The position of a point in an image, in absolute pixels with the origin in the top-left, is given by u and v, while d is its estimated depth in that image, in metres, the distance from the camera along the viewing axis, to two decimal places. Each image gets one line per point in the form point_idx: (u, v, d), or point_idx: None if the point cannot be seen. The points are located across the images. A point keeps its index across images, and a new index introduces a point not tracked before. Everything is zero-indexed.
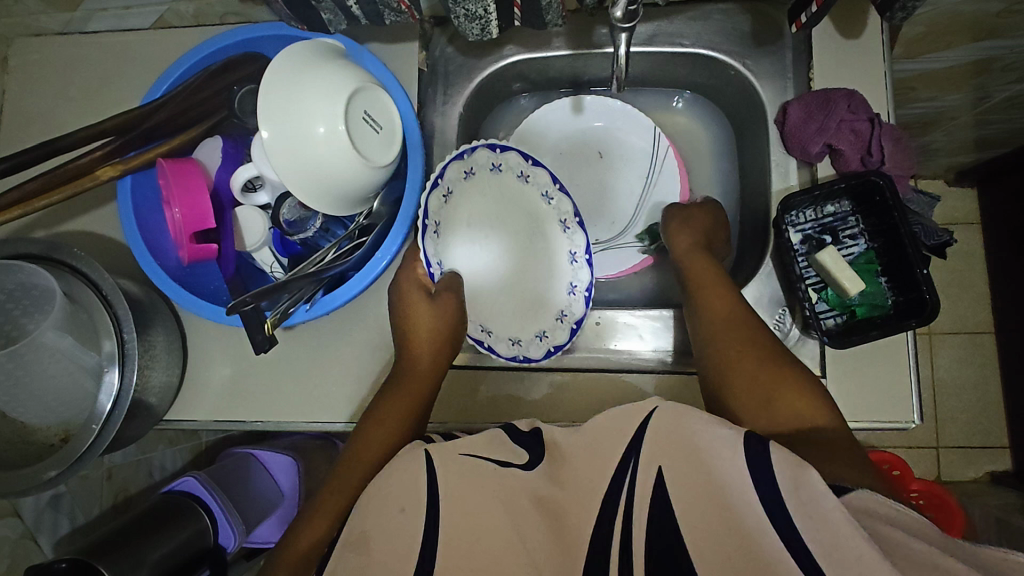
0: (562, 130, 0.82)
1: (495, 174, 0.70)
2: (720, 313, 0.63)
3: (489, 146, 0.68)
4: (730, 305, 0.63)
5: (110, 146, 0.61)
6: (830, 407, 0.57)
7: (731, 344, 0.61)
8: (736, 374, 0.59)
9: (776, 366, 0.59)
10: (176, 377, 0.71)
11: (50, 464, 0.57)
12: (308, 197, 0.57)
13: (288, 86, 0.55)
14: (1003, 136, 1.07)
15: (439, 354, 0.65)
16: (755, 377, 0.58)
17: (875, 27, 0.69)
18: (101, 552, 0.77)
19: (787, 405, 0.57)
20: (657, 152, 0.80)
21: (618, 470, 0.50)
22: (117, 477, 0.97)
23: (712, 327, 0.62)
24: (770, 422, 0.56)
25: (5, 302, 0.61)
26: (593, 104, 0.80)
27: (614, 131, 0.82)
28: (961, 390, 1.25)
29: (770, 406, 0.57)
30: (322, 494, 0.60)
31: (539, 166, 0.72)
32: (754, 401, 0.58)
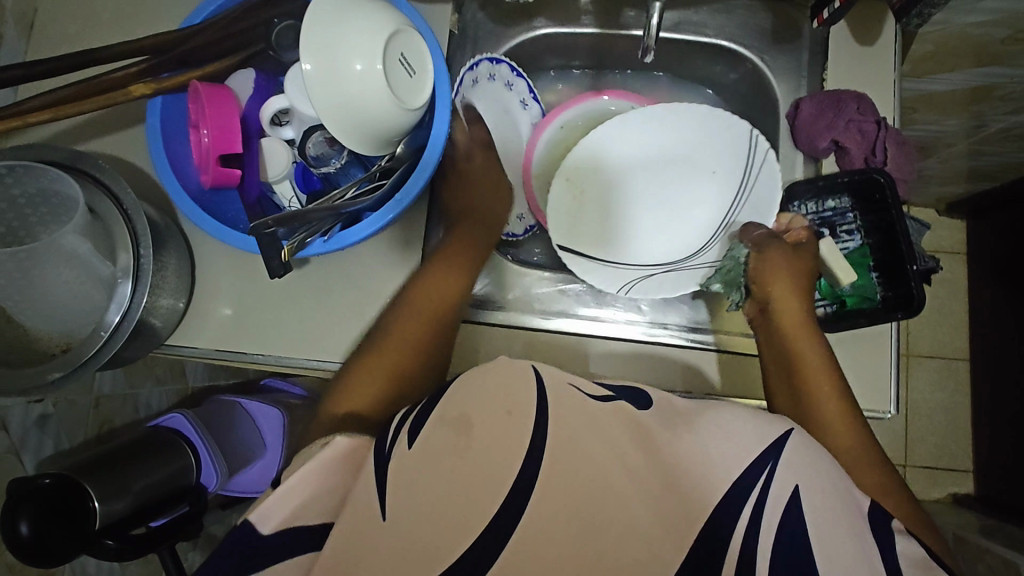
0: (648, 135, 0.77)
1: (490, 86, 0.80)
2: (824, 382, 0.61)
3: (489, 59, 0.78)
4: (827, 367, 0.62)
5: (145, 65, 0.63)
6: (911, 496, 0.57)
7: (836, 411, 0.59)
8: (841, 439, 0.58)
9: (862, 428, 0.59)
10: (181, 303, 0.72)
11: (55, 366, 0.58)
12: (340, 133, 0.59)
13: (330, 25, 0.57)
14: (995, 169, 1.11)
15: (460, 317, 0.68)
16: (855, 443, 0.58)
17: (890, 34, 0.72)
18: (89, 472, 0.79)
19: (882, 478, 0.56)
20: (752, 162, 0.73)
21: (754, 466, 0.46)
22: (103, 408, 0.97)
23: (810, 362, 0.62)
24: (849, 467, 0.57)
25: (23, 205, 0.62)
26: (701, 116, 0.74)
27: (708, 140, 0.75)
28: (932, 412, 1.29)
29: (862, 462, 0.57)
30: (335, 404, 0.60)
31: (521, 78, 0.80)
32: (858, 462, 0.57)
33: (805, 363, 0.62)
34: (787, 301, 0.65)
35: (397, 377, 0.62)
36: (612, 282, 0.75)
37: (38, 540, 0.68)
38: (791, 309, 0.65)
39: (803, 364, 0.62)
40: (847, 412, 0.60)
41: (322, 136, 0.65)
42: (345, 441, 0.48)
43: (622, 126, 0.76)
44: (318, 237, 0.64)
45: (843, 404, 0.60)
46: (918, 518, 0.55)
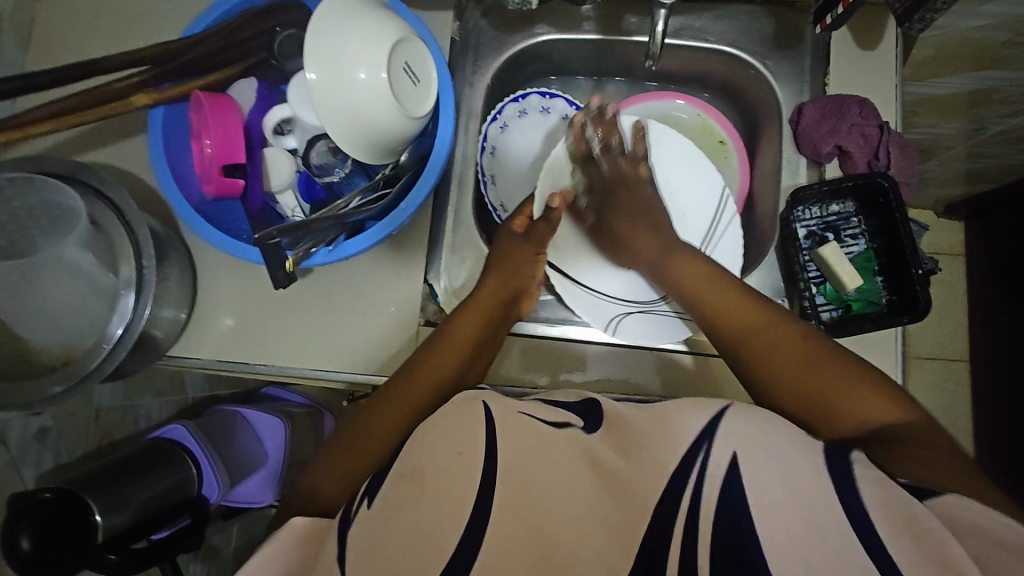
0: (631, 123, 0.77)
1: (521, 120, 0.81)
2: (735, 302, 0.61)
3: (513, 99, 0.80)
4: (740, 300, 0.61)
5: (146, 75, 0.62)
6: (893, 401, 0.53)
7: (753, 327, 0.59)
8: (777, 353, 0.57)
9: (809, 342, 0.57)
10: (183, 314, 0.72)
11: (56, 380, 0.58)
12: (344, 141, 0.59)
13: (332, 34, 0.56)
14: (993, 171, 1.12)
15: (496, 327, 0.67)
16: (789, 355, 0.57)
17: (891, 39, 0.72)
18: (89, 486, 0.78)
19: (846, 397, 0.53)
20: (720, 219, 0.75)
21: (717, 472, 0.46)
22: (103, 420, 0.96)
23: (711, 300, 0.62)
24: (791, 383, 0.55)
25: (23, 217, 0.61)
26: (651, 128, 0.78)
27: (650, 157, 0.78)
28: (934, 413, 1.29)
29: (805, 369, 0.55)
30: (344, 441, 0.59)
31: (557, 97, 0.82)
32: (796, 372, 0.56)
33: (705, 298, 0.63)
34: (684, 263, 0.67)
35: (403, 419, 0.60)
36: (597, 318, 0.73)
37: (39, 553, 0.66)
38: (690, 271, 0.66)
39: (698, 300, 0.63)
40: (790, 333, 0.58)
41: (325, 145, 0.66)
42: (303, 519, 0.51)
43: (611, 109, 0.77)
44: (323, 247, 0.64)
45: (768, 322, 0.59)
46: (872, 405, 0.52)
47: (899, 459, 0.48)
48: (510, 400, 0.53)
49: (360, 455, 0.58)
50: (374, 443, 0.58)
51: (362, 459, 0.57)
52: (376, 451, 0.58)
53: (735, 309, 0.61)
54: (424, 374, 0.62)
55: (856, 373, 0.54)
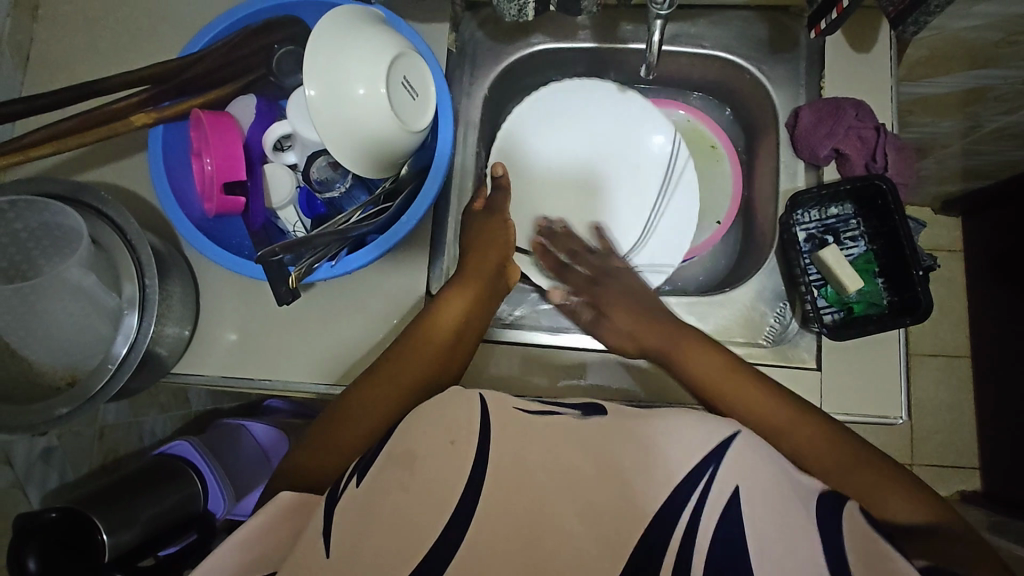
0: (580, 128, 0.80)
1: None
2: (761, 400, 0.59)
3: None
4: (762, 394, 0.60)
5: (146, 94, 0.63)
6: (925, 496, 0.54)
7: (781, 429, 0.58)
8: (807, 455, 0.57)
9: (836, 442, 0.57)
10: (187, 330, 0.72)
11: (62, 401, 0.58)
12: (343, 157, 0.59)
13: (330, 51, 0.56)
14: (989, 168, 1.12)
15: (471, 323, 0.66)
16: (822, 457, 0.56)
17: (885, 42, 0.73)
18: (94, 505, 0.78)
19: (884, 496, 0.54)
20: (670, 183, 0.79)
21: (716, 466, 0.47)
22: (107, 438, 1.00)
23: (736, 396, 0.60)
24: (835, 481, 0.55)
25: (26, 239, 0.61)
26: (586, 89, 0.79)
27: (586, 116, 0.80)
28: (936, 410, 1.29)
29: (838, 470, 0.56)
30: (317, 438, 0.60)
31: None
32: (832, 475, 0.55)
33: (730, 396, 0.60)
34: (702, 354, 0.64)
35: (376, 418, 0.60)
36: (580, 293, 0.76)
37: None
38: (708, 360, 0.63)
39: (721, 396, 0.61)
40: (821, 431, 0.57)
41: (325, 161, 0.66)
42: (291, 494, 0.51)
43: (540, 115, 0.80)
44: (325, 262, 0.64)
45: (792, 423, 0.58)
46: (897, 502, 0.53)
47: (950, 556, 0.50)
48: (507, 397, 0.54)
49: (353, 431, 0.59)
50: (346, 443, 0.58)
51: (354, 435, 0.58)
52: (354, 443, 0.58)
53: (762, 407, 0.59)
54: (414, 354, 0.62)
55: (888, 471, 0.55)
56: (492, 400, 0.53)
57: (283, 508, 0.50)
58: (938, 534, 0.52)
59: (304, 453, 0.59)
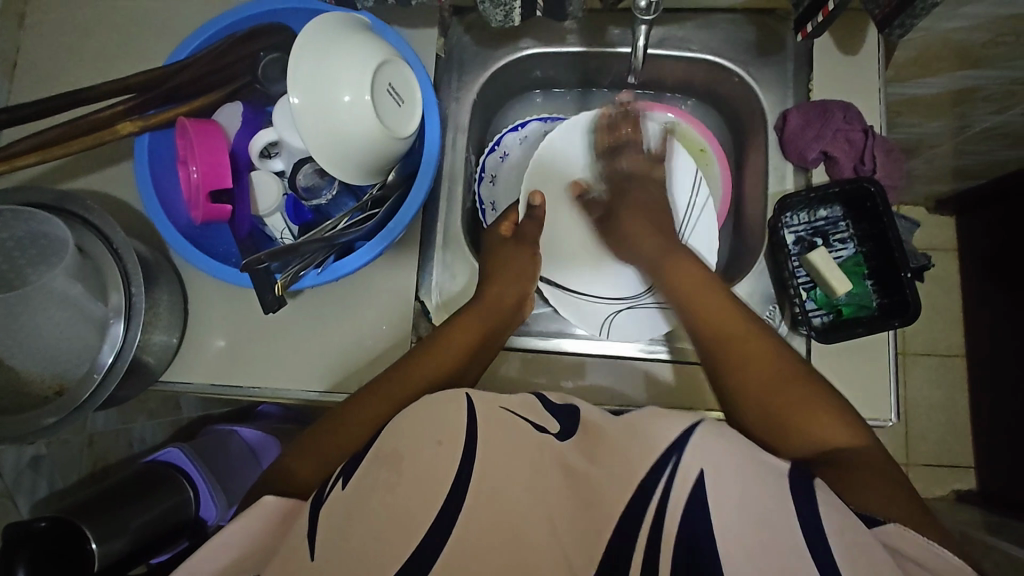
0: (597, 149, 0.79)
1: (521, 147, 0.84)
2: (721, 312, 0.62)
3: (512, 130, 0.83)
4: (747, 326, 0.61)
5: (131, 103, 0.63)
6: (852, 428, 0.53)
7: (731, 337, 0.60)
8: (744, 361, 0.58)
9: (783, 359, 0.58)
10: (175, 338, 0.71)
11: (49, 411, 0.58)
12: (329, 163, 0.59)
13: (314, 58, 0.56)
14: (980, 167, 1.12)
15: (490, 338, 0.67)
16: (764, 370, 0.57)
17: (872, 44, 0.73)
18: (85, 513, 0.78)
19: (808, 421, 0.53)
20: (695, 206, 0.78)
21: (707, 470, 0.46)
22: (96, 446, 1.00)
23: (700, 303, 0.64)
24: (762, 394, 0.56)
25: (11, 249, 0.60)
26: (609, 115, 0.78)
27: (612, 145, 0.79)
28: (931, 410, 1.29)
29: (769, 386, 0.56)
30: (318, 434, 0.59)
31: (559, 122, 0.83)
32: (762, 391, 0.56)
33: (696, 304, 0.64)
34: (678, 264, 0.68)
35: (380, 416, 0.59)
36: (589, 322, 0.75)
37: None
38: (685, 273, 0.67)
39: (691, 299, 0.64)
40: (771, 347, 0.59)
41: (312, 168, 0.66)
42: (275, 498, 0.51)
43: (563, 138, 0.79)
44: (312, 269, 0.64)
45: (745, 337, 0.60)
46: (834, 427, 0.53)
47: (855, 492, 0.48)
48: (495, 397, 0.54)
49: (355, 432, 0.58)
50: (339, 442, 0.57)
51: (347, 437, 0.58)
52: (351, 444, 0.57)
53: (723, 311, 0.62)
54: (429, 364, 0.62)
55: (820, 396, 0.55)
56: (478, 399, 0.53)
57: (267, 513, 0.50)
58: (852, 467, 0.51)
59: (295, 454, 0.58)
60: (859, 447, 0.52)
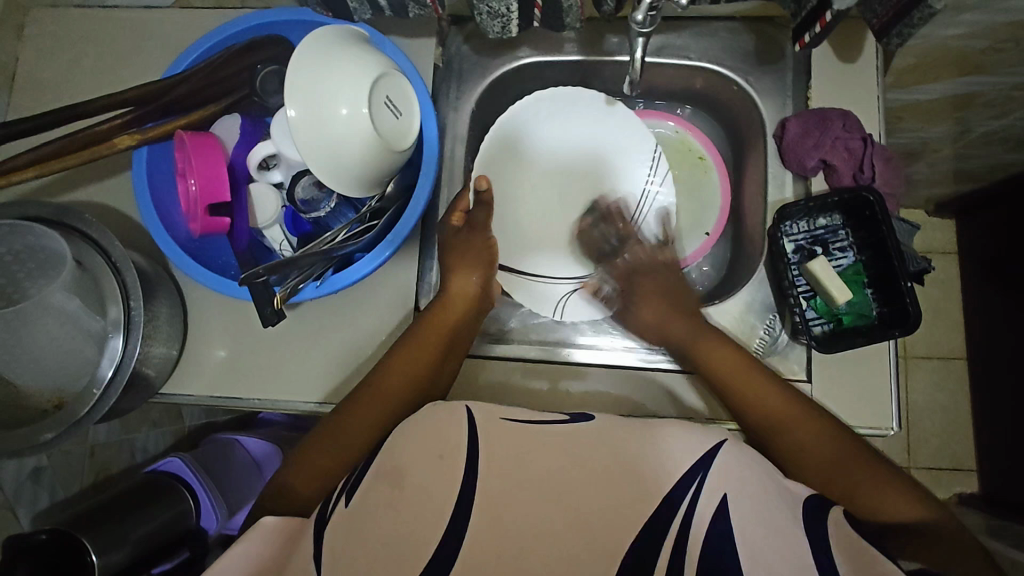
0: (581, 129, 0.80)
1: None
2: (761, 388, 0.61)
3: None
4: (778, 395, 0.60)
5: (129, 117, 0.63)
6: (918, 496, 0.53)
7: (777, 416, 0.59)
8: (799, 436, 0.58)
9: (831, 431, 0.58)
10: (174, 350, 0.71)
11: (48, 426, 0.57)
12: (327, 176, 0.59)
13: (314, 71, 0.57)
14: (981, 171, 1.12)
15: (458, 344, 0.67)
16: (818, 449, 0.57)
17: (871, 52, 0.73)
18: (85, 525, 0.78)
19: (869, 496, 0.54)
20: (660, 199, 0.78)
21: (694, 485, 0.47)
22: (98, 457, 0.98)
23: (739, 392, 0.62)
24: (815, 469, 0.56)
25: (10, 263, 0.60)
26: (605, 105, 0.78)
27: (592, 127, 0.79)
28: (933, 414, 1.29)
29: (824, 464, 0.56)
30: (306, 453, 0.60)
31: None
32: (822, 476, 0.56)
33: (732, 383, 0.62)
34: (706, 347, 0.65)
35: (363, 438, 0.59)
36: (544, 308, 0.75)
37: None
38: (711, 351, 0.65)
39: (724, 383, 0.62)
40: (816, 420, 0.58)
41: (310, 181, 0.67)
42: (275, 518, 0.51)
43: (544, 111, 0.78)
44: (311, 282, 0.64)
45: (796, 421, 0.59)
46: (897, 500, 0.53)
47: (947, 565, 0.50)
48: (493, 407, 0.54)
49: (341, 454, 0.58)
50: (324, 470, 0.58)
51: (337, 454, 0.58)
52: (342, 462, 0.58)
53: (757, 387, 0.61)
54: (401, 371, 0.62)
55: (873, 466, 0.55)
56: (478, 410, 0.53)
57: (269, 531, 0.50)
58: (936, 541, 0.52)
59: (292, 472, 0.59)
60: (932, 516, 0.53)
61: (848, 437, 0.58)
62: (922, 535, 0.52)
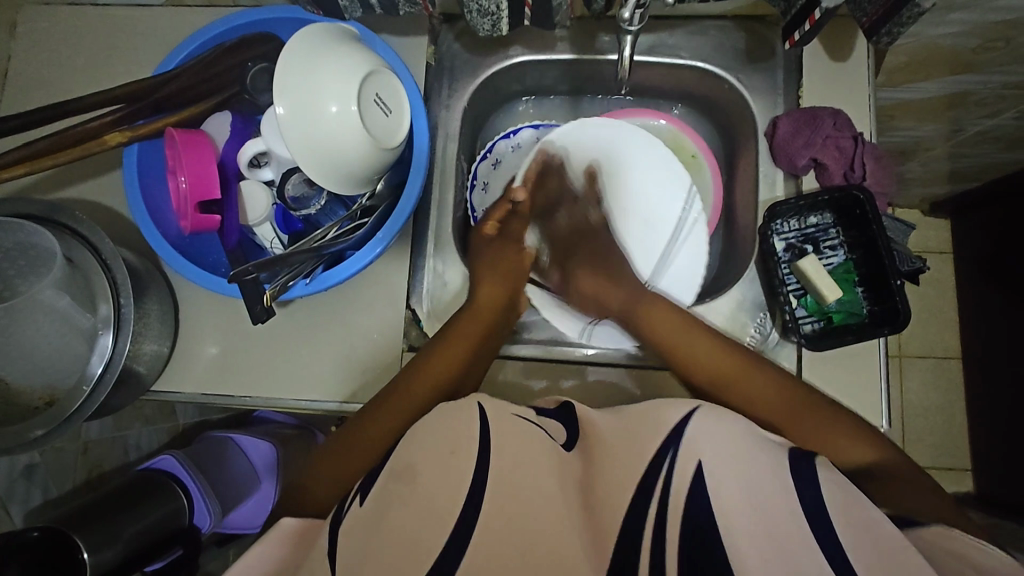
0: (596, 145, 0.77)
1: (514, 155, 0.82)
2: (697, 340, 0.64)
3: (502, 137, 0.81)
4: (718, 347, 0.63)
5: (119, 114, 0.63)
6: (872, 440, 0.57)
7: (719, 367, 0.62)
8: (734, 385, 0.61)
9: (775, 379, 0.60)
10: (166, 348, 0.71)
11: (38, 423, 0.58)
12: (316, 173, 0.59)
13: (303, 68, 0.57)
14: (974, 170, 1.12)
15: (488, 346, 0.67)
16: (767, 404, 0.59)
17: (861, 51, 0.73)
18: (77, 523, 0.78)
19: (825, 441, 0.57)
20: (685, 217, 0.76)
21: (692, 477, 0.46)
22: (91, 453, 0.99)
23: (682, 350, 0.64)
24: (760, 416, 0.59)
25: (1, 261, 0.60)
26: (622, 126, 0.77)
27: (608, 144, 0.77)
28: (927, 412, 1.29)
29: (785, 416, 0.59)
30: (326, 455, 0.60)
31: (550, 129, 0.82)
32: (775, 420, 0.59)
33: (679, 347, 0.64)
34: (650, 313, 0.67)
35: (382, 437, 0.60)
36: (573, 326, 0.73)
37: None
38: (664, 321, 0.66)
39: (672, 348, 0.64)
40: (765, 375, 0.61)
41: (301, 177, 0.66)
42: (294, 520, 0.51)
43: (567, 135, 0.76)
44: (301, 279, 0.64)
45: (738, 373, 0.61)
46: (857, 446, 0.56)
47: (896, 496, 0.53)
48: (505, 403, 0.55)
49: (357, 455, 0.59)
50: (344, 475, 0.58)
51: (356, 457, 0.59)
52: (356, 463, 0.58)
53: (699, 343, 0.63)
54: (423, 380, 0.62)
55: (828, 416, 0.58)
56: (490, 405, 0.54)
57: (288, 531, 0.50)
58: (890, 478, 0.54)
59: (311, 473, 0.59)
60: (884, 455, 0.56)
61: (793, 383, 0.61)
62: (876, 474, 0.55)
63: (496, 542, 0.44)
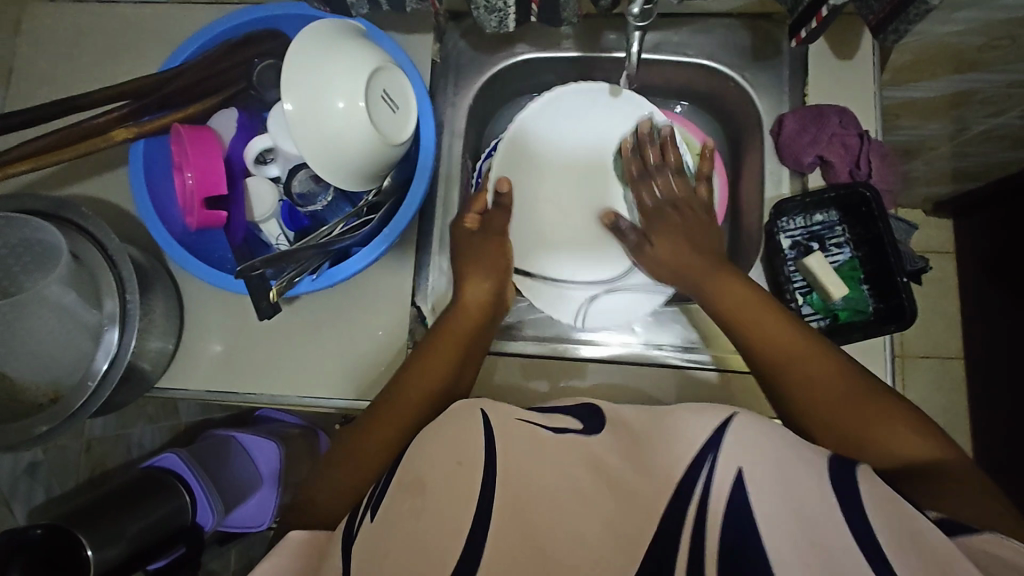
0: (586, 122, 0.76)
1: None
2: (769, 318, 0.61)
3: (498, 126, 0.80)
4: (788, 330, 0.60)
5: (125, 110, 0.63)
6: (943, 439, 0.54)
7: (790, 365, 0.58)
8: (802, 372, 0.58)
9: (847, 371, 0.57)
10: (170, 345, 0.71)
11: (43, 419, 0.57)
12: (323, 169, 0.59)
13: (311, 64, 0.57)
14: (979, 169, 1.12)
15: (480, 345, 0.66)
16: (837, 394, 0.56)
17: (867, 49, 0.73)
18: (80, 520, 0.78)
19: (897, 437, 0.53)
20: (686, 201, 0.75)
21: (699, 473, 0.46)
22: (94, 451, 0.99)
23: (757, 326, 0.61)
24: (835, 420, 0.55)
25: (6, 256, 0.60)
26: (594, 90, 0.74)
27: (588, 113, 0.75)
28: (931, 412, 1.29)
29: (847, 414, 0.55)
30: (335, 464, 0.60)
31: None
32: (838, 419, 0.55)
33: (746, 326, 0.61)
34: (727, 287, 0.64)
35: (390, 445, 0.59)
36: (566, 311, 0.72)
37: None
38: (732, 293, 0.63)
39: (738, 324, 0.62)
40: (833, 363, 0.58)
41: (307, 174, 0.66)
42: (301, 534, 0.51)
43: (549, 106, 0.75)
44: (307, 275, 0.64)
45: (807, 357, 0.58)
46: (927, 443, 0.53)
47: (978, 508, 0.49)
48: (508, 408, 0.54)
49: (366, 463, 0.58)
50: (353, 484, 0.58)
51: (366, 462, 0.58)
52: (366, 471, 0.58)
53: (759, 321, 0.61)
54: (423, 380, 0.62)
55: (898, 413, 0.55)
56: (493, 411, 0.53)
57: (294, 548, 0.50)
58: (962, 482, 0.51)
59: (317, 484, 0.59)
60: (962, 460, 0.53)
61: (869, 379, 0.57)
62: (941, 475, 0.52)
63: (503, 538, 0.44)
